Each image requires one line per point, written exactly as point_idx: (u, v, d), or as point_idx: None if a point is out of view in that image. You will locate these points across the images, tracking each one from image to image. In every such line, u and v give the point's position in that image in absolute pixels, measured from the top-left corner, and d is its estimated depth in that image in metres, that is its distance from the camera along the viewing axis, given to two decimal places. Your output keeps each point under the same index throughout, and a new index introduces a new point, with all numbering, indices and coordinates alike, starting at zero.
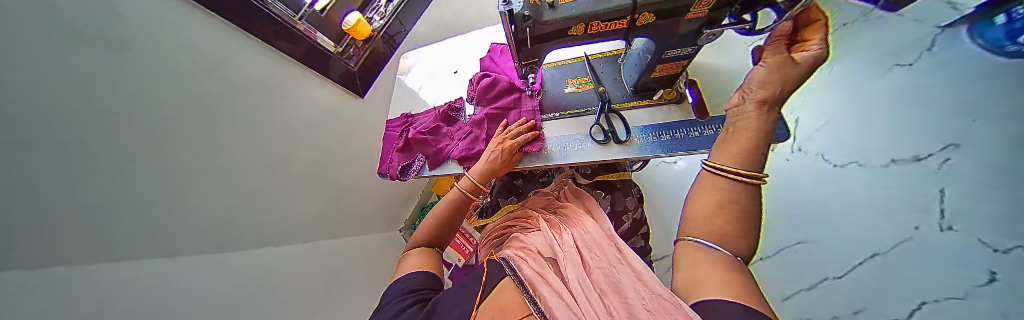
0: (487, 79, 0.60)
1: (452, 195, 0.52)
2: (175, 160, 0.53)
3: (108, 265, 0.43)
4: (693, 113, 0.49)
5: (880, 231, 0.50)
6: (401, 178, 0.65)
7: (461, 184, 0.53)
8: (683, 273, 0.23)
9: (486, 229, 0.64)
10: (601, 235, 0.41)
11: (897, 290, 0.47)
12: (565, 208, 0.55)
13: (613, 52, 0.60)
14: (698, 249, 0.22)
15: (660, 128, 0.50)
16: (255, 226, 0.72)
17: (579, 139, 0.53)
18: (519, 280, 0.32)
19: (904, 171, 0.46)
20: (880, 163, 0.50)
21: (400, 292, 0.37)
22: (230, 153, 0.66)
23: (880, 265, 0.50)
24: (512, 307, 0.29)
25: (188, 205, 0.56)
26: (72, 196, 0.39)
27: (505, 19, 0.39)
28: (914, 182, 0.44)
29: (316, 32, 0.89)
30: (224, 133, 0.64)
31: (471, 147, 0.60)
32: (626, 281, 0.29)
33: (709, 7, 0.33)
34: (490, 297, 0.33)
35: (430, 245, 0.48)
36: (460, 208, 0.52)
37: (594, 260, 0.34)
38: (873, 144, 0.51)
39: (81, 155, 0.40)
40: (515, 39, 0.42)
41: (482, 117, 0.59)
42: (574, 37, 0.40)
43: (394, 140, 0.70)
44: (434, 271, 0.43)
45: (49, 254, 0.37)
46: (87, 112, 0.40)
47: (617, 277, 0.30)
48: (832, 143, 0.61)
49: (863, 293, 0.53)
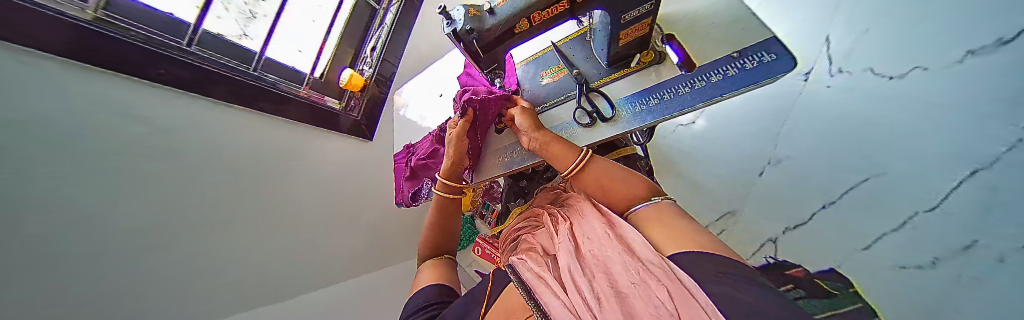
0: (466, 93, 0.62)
1: (436, 202, 0.56)
2: (180, 231, 0.66)
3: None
4: (680, 69, 0.45)
5: (962, 137, 0.42)
6: (415, 203, 0.71)
7: (438, 188, 0.57)
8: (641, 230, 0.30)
9: (502, 236, 0.65)
10: (594, 213, 0.40)
11: (1000, 207, 0.37)
12: (569, 198, 0.54)
13: (579, 32, 0.58)
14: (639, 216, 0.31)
15: (644, 95, 0.48)
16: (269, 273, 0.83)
17: (565, 127, 0.53)
18: (521, 285, 0.33)
19: (986, 61, 0.40)
20: (949, 61, 0.44)
21: (414, 308, 0.40)
22: (228, 218, 0.76)
23: (974, 188, 0.40)
24: (516, 311, 0.30)
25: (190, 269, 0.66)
26: (74, 275, 0.50)
27: (453, 39, 0.45)
28: (1017, 69, 0.37)
29: (322, 96, 1.10)
30: (226, 205, 0.77)
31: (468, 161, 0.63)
32: (614, 255, 0.28)
33: None
34: (496, 303, 0.34)
35: (436, 254, 0.52)
36: (445, 213, 0.55)
37: (588, 245, 0.33)
38: (947, 36, 0.45)
39: (80, 245, 0.51)
40: (469, 52, 0.47)
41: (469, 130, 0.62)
42: (521, 34, 0.42)
43: (403, 170, 0.75)
44: (448, 282, 0.46)
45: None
46: (80, 206, 0.51)
47: (606, 255, 0.29)
48: (866, 51, 0.55)
49: (967, 225, 0.41)
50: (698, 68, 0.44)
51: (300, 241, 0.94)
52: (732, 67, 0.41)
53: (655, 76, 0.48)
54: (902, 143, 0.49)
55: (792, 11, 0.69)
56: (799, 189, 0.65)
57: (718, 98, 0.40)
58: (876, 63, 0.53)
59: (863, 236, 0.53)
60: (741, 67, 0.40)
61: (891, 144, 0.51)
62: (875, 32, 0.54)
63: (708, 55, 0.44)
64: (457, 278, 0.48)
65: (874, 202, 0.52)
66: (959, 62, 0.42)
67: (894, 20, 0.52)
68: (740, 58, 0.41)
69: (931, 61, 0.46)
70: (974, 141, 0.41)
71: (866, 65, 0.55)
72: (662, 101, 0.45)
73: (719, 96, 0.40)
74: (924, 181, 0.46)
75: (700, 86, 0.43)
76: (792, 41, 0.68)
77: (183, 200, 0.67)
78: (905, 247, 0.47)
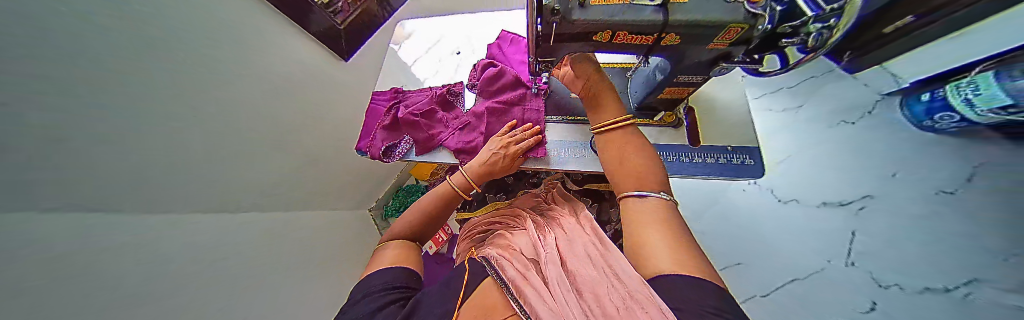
0: (494, 70, 0.68)
1: (442, 186, 0.59)
2: (173, 142, 0.47)
3: (149, 273, 0.39)
4: (689, 141, 0.56)
5: (801, 260, 1.03)
6: (385, 159, 0.67)
7: (451, 180, 0.60)
8: (634, 226, 0.34)
9: (468, 223, 0.72)
10: (586, 239, 0.47)
11: (816, 293, 0.95)
12: (550, 210, 0.63)
13: (625, 65, 0.63)
14: (647, 207, 0.35)
15: (658, 149, 0.55)
16: (262, 190, 0.73)
17: (578, 148, 0.64)
18: (504, 285, 0.35)
19: (831, 210, 0.98)
20: (813, 202, 1.05)
21: (376, 288, 0.38)
22: (211, 132, 0.55)
23: (801, 288, 1.00)
24: (495, 309, 0.32)
25: (167, 198, 0.47)
26: (81, 204, 0.33)
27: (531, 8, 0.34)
28: (834, 220, 0.96)
29: None
30: (217, 118, 0.56)
31: (468, 139, 0.66)
32: (604, 279, 0.34)
33: (730, 42, 0.36)
34: (471, 298, 0.35)
35: (402, 238, 0.51)
36: (444, 203, 0.58)
37: (575, 264, 0.40)
38: (814, 169, 1.08)
39: (98, 149, 0.34)
40: (538, 34, 0.37)
41: (484, 110, 0.66)
42: (598, 42, 0.39)
43: (380, 117, 0.70)
44: (411, 267, 0.45)
45: (105, 275, 0.33)
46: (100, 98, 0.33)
47: (594, 277, 0.36)
48: (785, 178, 1.19)
49: (797, 303, 0.99)
50: (702, 146, 0.55)
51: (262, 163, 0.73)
52: (725, 157, 0.53)
53: (670, 136, 0.57)
54: (788, 253, 1.08)
55: (790, 123, 1.26)
56: (720, 252, 1.32)
57: (705, 176, 0.53)
58: (799, 197, 1.10)
59: (757, 292, 1.14)
60: (730, 161, 0.53)
61: (781, 249, 1.11)
62: (800, 156, 1.16)
63: (712, 138, 0.56)
64: (420, 260, 0.49)
65: (749, 276, 1.17)
66: (819, 205, 1.03)
67: (814, 150, 1.10)
68: (732, 153, 0.53)
69: (805, 200, 1.07)
70: (806, 262, 1.01)
71: (771, 186, 1.22)
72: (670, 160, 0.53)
73: (707, 175, 0.52)
74: (773, 270, 1.11)
75: (700, 161, 0.53)
76: (773, 139, 1.29)
77: (181, 107, 0.47)
78: (770, 303, 1.07)
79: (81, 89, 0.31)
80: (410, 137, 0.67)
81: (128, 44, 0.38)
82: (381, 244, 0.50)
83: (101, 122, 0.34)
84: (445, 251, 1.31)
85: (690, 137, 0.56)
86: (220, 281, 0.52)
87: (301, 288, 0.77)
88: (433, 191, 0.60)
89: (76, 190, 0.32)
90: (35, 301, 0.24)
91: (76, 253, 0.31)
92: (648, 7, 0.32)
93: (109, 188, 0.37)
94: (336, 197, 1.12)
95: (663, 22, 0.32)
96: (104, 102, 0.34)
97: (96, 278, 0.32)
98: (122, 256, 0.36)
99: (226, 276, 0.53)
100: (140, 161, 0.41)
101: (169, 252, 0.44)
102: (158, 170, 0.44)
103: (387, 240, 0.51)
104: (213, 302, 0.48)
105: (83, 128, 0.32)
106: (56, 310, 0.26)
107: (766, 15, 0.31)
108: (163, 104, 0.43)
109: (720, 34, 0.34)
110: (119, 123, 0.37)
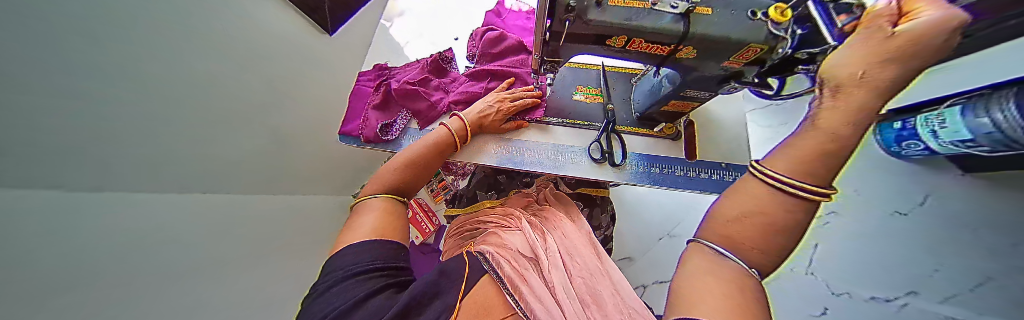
0: (493, 33, 0.70)
1: (438, 134, 0.57)
2: (115, 126, 0.45)
3: (122, 256, 0.42)
4: (686, 155, 0.66)
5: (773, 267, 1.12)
6: (381, 136, 0.64)
7: (450, 123, 0.60)
8: (686, 277, 0.23)
9: (457, 220, 0.72)
10: (586, 247, 0.53)
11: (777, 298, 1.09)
12: (544, 210, 0.65)
13: (623, 69, 0.75)
14: (708, 261, 0.22)
15: (659, 160, 0.66)
16: (215, 169, 0.69)
17: (579, 153, 0.65)
18: (502, 283, 0.35)
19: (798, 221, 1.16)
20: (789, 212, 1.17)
21: (351, 270, 0.34)
22: (159, 115, 0.53)
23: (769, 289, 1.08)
24: (493, 308, 0.33)
25: (116, 187, 0.47)
26: (27, 195, 0.33)
27: (544, 7, 0.38)
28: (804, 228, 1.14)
29: None
30: (166, 101, 0.54)
31: (469, 92, 0.67)
32: (604, 291, 0.42)
33: (743, 61, 0.42)
34: (470, 291, 0.35)
35: (393, 193, 0.49)
36: (429, 165, 0.54)
37: (577, 271, 0.45)
38: None
39: (23, 135, 0.33)
40: (550, 30, 0.41)
41: (481, 70, 0.69)
42: (610, 47, 0.43)
43: (369, 95, 0.68)
44: (399, 239, 0.42)
45: (71, 264, 0.34)
46: (26, 72, 0.32)
47: (597, 289, 0.43)
48: None
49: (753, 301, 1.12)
50: (698, 161, 0.66)
51: (222, 144, 0.70)
52: (719, 174, 0.65)
53: (670, 149, 0.67)
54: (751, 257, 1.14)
55: (763, 142, 1.36)
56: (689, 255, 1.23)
57: (703, 191, 0.63)
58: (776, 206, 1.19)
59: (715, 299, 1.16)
60: (723, 177, 0.64)
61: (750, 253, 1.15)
62: None
63: (707, 154, 0.67)
64: (407, 234, 0.45)
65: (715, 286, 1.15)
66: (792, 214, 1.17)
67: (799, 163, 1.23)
68: (725, 170, 0.65)
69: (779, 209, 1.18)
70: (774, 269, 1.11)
71: None
72: (669, 174, 0.64)
73: (704, 190, 0.63)
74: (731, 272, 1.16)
75: (693, 176, 0.64)
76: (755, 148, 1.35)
77: (116, 91, 0.45)
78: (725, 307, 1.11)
79: (30, 80, 0.33)
80: (406, 111, 0.66)
81: (78, 27, 0.38)
82: (362, 198, 0.47)
83: (25, 80, 0.32)
84: (430, 242, 1.31)
85: (687, 150, 0.67)
86: (196, 267, 0.54)
87: (269, 269, 0.76)
88: (426, 137, 0.57)
89: (12, 170, 0.32)
90: (32, 256, 0.31)
91: (42, 238, 0.32)
92: (661, 9, 0.37)
93: (42, 184, 0.36)
94: (313, 182, 1.11)
95: (677, 28, 0.37)
96: (22, 60, 0.32)
97: (39, 258, 0.31)
98: (61, 236, 0.35)
99: (187, 259, 0.52)
100: (71, 130, 0.39)
101: (108, 236, 0.41)
102: (102, 157, 0.44)
103: (372, 193, 0.47)
104: (176, 280, 0.48)
105: (8, 93, 0.30)
106: (25, 276, 0.29)
107: (788, 38, 0.37)
108: (81, 70, 0.39)
109: (740, 52, 0.40)
110: (39, 109, 0.34)
